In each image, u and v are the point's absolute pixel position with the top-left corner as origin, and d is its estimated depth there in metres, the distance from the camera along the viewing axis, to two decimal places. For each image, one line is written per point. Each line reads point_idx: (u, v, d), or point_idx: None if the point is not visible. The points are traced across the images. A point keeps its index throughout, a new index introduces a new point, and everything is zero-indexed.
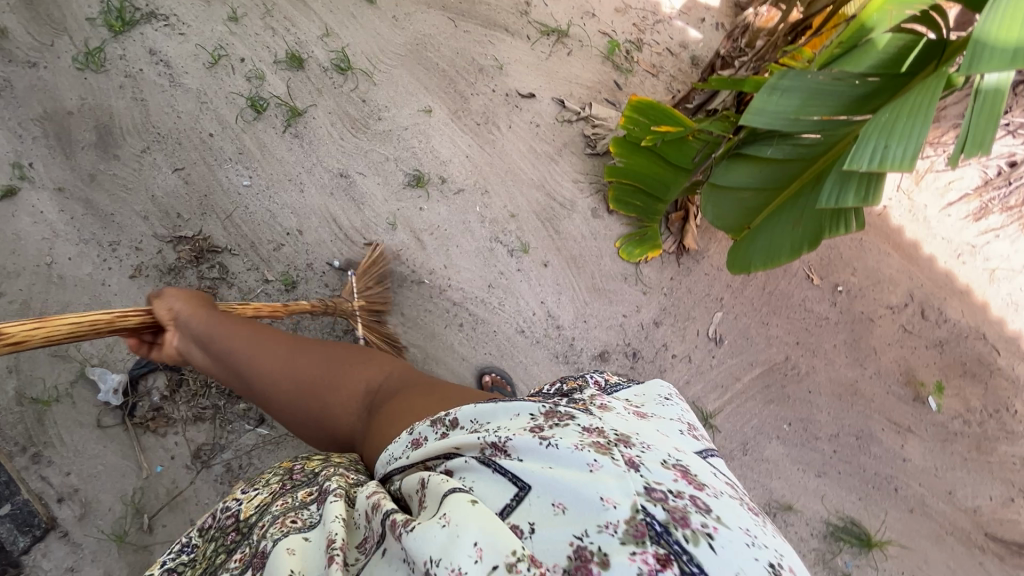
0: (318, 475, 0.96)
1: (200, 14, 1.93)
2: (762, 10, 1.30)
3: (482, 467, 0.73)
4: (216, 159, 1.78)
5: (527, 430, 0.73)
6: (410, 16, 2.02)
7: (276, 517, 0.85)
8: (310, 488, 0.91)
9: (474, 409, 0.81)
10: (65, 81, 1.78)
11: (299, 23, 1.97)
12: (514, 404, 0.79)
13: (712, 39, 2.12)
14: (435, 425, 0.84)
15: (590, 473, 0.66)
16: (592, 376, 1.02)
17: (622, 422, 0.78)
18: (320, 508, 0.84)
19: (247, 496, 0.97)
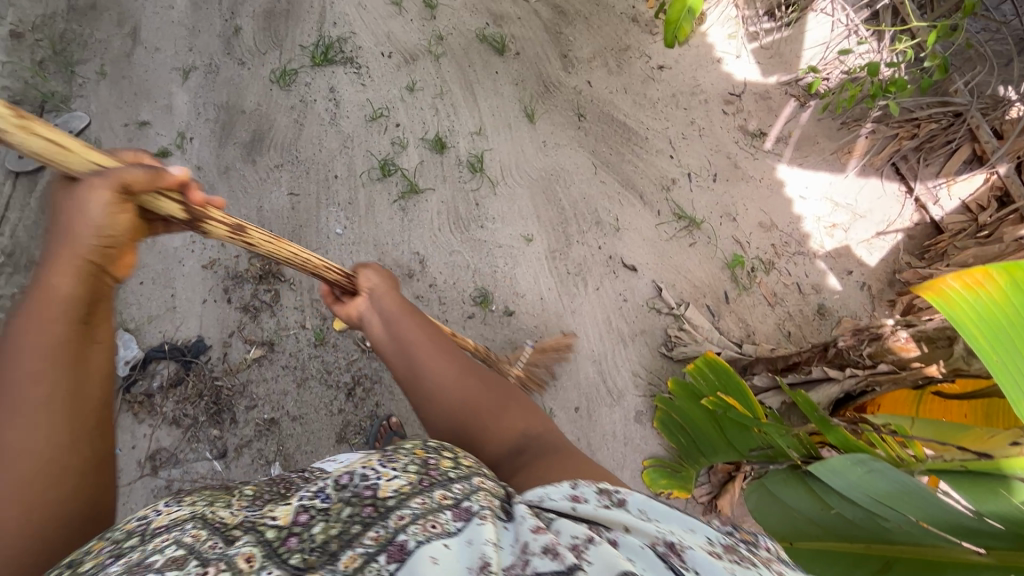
0: (459, 477, 0.74)
1: (386, 75, 2.14)
2: (900, 336, 1.12)
3: (655, 559, 0.60)
4: (327, 198, 1.90)
5: (708, 549, 0.62)
6: (557, 147, 2.07)
7: (414, 516, 0.64)
8: (449, 495, 0.68)
9: (645, 499, 0.71)
10: (256, 86, 2.05)
11: (461, 114, 2.10)
12: (692, 519, 0.68)
13: (853, 297, 1.89)
14: (601, 494, 0.71)
15: None
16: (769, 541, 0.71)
17: None
18: (461, 520, 0.64)
19: (386, 473, 0.70)
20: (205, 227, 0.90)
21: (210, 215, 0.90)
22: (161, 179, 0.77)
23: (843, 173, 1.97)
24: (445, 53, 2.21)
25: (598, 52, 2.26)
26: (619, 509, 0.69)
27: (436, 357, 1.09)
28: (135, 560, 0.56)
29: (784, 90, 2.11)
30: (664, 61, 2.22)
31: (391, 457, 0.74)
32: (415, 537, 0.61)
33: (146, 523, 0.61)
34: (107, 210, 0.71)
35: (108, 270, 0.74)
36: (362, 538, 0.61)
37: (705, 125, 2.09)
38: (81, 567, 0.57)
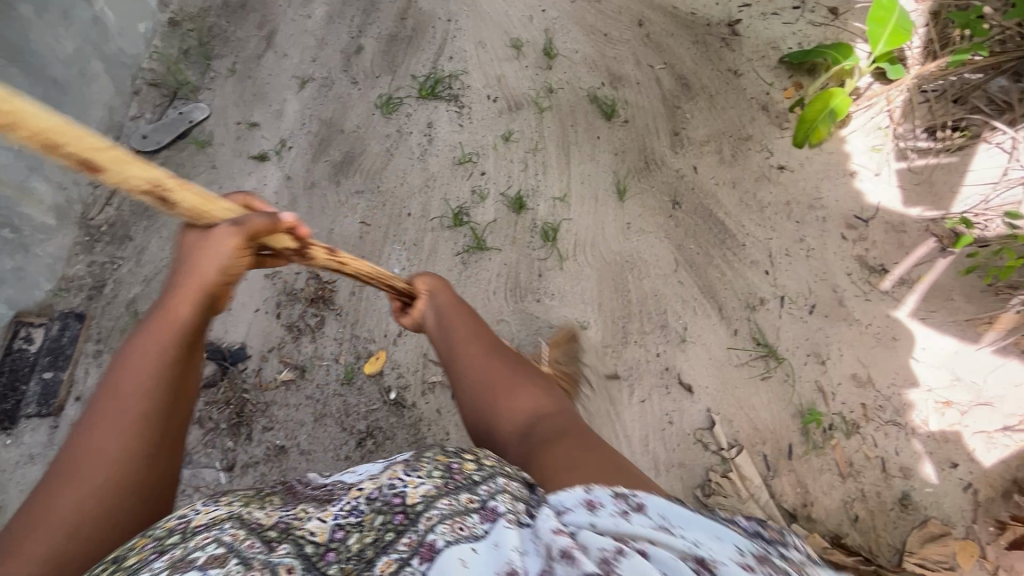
0: (484, 480, 0.81)
1: (486, 120, 2.10)
2: None
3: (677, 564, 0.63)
4: (394, 235, 1.91)
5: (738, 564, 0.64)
6: (641, 232, 1.92)
7: (444, 515, 0.72)
8: (476, 499, 0.76)
9: (663, 505, 0.73)
10: (361, 108, 2.10)
11: (549, 176, 2.01)
12: (717, 528, 0.71)
13: (951, 496, 1.55)
14: (617, 498, 0.72)
15: None
16: (792, 535, 0.76)
17: None
18: (487, 523, 0.71)
19: (414, 481, 0.78)
20: (309, 251, 1.05)
21: (309, 245, 1.04)
22: (277, 223, 0.91)
23: (974, 344, 1.65)
24: (552, 108, 2.13)
25: (714, 136, 2.06)
26: (640, 514, 0.70)
27: (508, 397, 1.11)
28: (179, 556, 0.63)
29: (922, 225, 1.80)
30: (787, 161, 1.98)
31: (414, 466, 0.81)
32: (443, 537, 0.69)
33: (187, 522, 0.70)
34: (231, 258, 0.84)
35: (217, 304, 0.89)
36: (398, 545, 0.69)
37: (814, 246, 1.84)
38: (125, 562, 0.66)
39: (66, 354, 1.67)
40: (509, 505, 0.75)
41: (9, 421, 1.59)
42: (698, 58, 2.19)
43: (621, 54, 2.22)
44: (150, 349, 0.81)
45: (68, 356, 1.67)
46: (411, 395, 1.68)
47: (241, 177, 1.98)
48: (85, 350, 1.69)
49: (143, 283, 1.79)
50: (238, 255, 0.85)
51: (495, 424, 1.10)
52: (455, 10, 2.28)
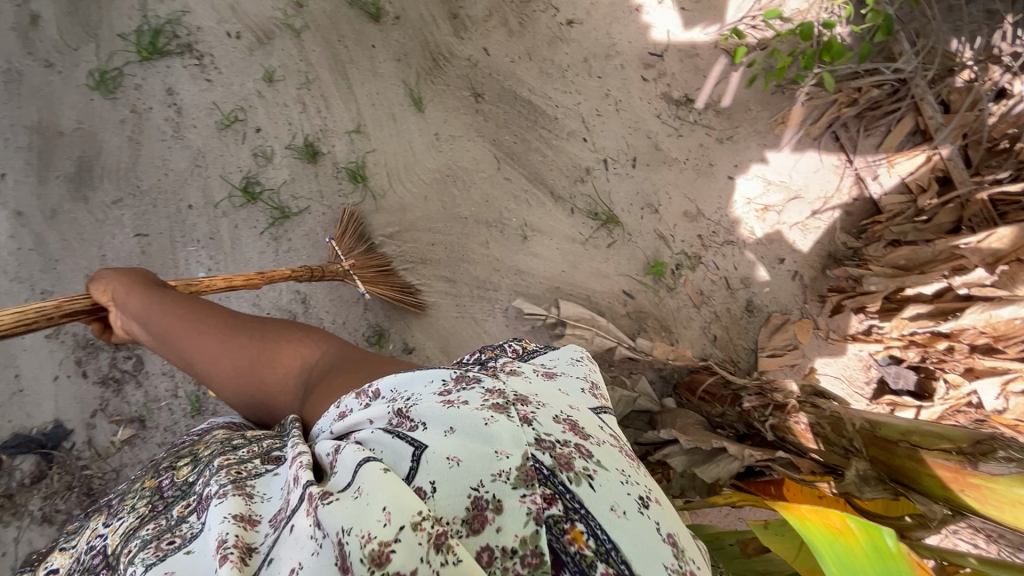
0: (197, 478, 0.82)
1: (236, 63, 1.75)
2: (801, 421, 1.21)
3: (384, 433, 0.70)
4: (183, 236, 1.63)
5: (434, 396, 0.73)
6: (452, 140, 1.78)
7: (145, 540, 0.72)
8: (188, 501, 0.77)
9: (393, 380, 0.78)
10: (71, 96, 1.65)
11: (334, 108, 1.76)
12: (432, 371, 0.78)
13: (783, 289, 1.74)
14: (359, 397, 0.80)
15: (484, 425, 0.68)
16: (509, 344, 0.97)
17: (523, 385, 0.79)
18: (201, 514, 0.73)
19: (111, 528, 0.81)
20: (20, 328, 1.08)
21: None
22: None
23: (775, 146, 1.75)
24: (308, 26, 1.80)
25: (495, 6, 1.86)
26: (375, 400, 0.77)
27: (187, 341, 1.01)
28: None
29: (711, 43, 1.80)
30: (574, 13, 1.85)
31: (116, 513, 0.83)
32: (145, 561, 0.69)
33: None
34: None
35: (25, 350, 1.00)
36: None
37: (622, 98, 1.80)
38: None
39: None
40: (228, 474, 0.76)
41: None
42: None
43: None
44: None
45: None
46: None
47: None
48: None
49: None
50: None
51: (270, 401, 1.00)
52: None
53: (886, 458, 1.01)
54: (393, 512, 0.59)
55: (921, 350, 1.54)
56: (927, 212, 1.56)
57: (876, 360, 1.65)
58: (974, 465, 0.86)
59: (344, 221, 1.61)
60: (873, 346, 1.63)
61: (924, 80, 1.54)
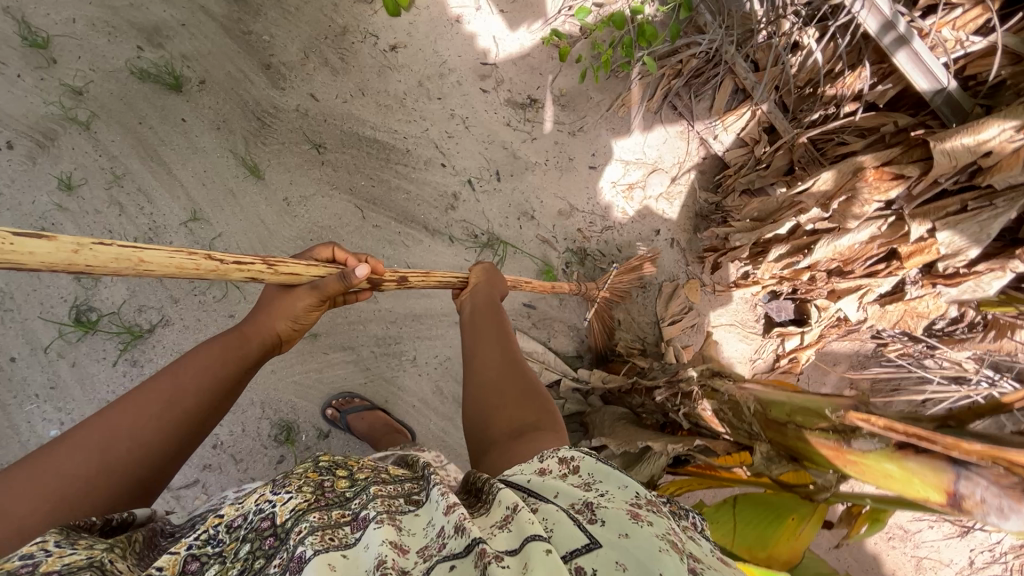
0: (356, 494, 0.71)
1: (18, 178, 1.48)
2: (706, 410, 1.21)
3: (566, 517, 0.65)
4: (15, 396, 1.37)
5: (627, 506, 0.67)
6: (305, 201, 1.65)
7: (312, 528, 0.63)
8: (348, 513, 0.68)
9: (597, 463, 0.74)
10: None
11: (158, 200, 1.56)
12: (626, 476, 0.72)
13: (667, 258, 1.83)
14: (561, 462, 0.76)
15: (659, 554, 0.59)
16: (693, 517, 0.76)
17: (697, 546, 0.68)
18: (359, 530, 0.64)
19: (280, 497, 0.68)
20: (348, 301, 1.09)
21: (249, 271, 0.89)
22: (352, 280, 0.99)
23: (623, 128, 1.81)
24: (97, 115, 1.56)
25: (310, 47, 1.72)
26: (571, 477, 0.74)
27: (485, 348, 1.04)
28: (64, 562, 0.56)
29: (538, 39, 1.80)
30: (395, 36, 1.76)
31: (280, 483, 0.72)
32: (312, 546, 0.61)
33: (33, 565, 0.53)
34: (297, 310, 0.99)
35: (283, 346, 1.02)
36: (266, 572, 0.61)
37: (468, 114, 1.76)
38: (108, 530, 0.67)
39: None
40: (380, 503, 0.68)
41: None
42: None
43: None
44: (184, 381, 0.84)
45: None
46: None
47: None
48: None
49: None
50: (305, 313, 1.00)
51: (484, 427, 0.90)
52: None
53: (782, 441, 1.00)
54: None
55: (791, 282, 1.70)
56: (765, 160, 1.70)
57: (759, 300, 1.81)
58: (849, 442, 0.88)
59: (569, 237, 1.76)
60: (753, 288, 1.77)
61: (732, 45, 1.61)
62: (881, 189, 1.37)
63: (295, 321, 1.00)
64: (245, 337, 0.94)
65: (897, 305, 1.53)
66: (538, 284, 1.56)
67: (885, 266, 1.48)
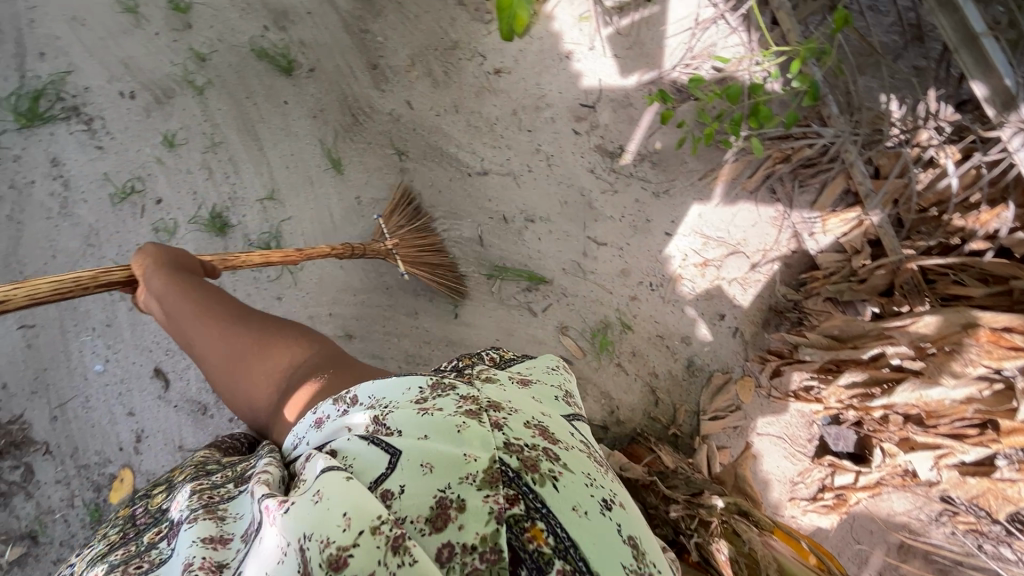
0: (171, 504, 0.67)
1: (132, 126, 1.61)
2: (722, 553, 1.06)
3: (359, 442, 0.60)
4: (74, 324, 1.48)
5: (409, 404, 0.63)
6: (375, 204, 1.68)
7: (176, 521, 0.63)
8: (162, 525, 0.63)
9: (375, 385, 0.67)
10: None
11: (244, 173, 1.64)
12: (409, 376, 0.68)
13: (725, 347, 1.68)
14: (337, 403, 0.68)
15: (457, 433, 0.60)
16: (486, 353, 0.88)
17: (498, 392, 0.70)
18: (210, 516, 0.61)
19: (147, 513, 0.71)
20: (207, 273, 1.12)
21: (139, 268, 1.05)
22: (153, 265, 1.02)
23: (709, 200, 1.70)
24: (213, 82, 1.66)
25: (418, 56, 1.76)
26: (353, 408, 0.66)
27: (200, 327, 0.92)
28: None
29: (644, 91, 1.74)
30: (502, 61, 1.76)
31: (94, 547, 0.68)
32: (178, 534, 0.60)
33: None
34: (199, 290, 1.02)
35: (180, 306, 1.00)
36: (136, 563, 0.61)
37: (554, 152, 1.72)
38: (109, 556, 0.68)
39: None
40: (198, 498, 0.62)
41: None
42: None
43: None
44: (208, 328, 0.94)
45: None
46: None
47: None
48: None
49: None
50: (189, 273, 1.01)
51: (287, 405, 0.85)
52: None
53: None
54: (354, 517, 0.51)
55: (859, 414, 1.54)
56: (862, 273, 1.56)
57: (817, 420, 1.62)
58: None
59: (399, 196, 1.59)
60: (814, 405, 1.59)
61: (855, 145, 1.52)
62: (995, 355, 1.35)
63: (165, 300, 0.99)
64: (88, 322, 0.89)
65: (980, 481, 1.42)
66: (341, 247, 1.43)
67: (976, 432, 1.41)
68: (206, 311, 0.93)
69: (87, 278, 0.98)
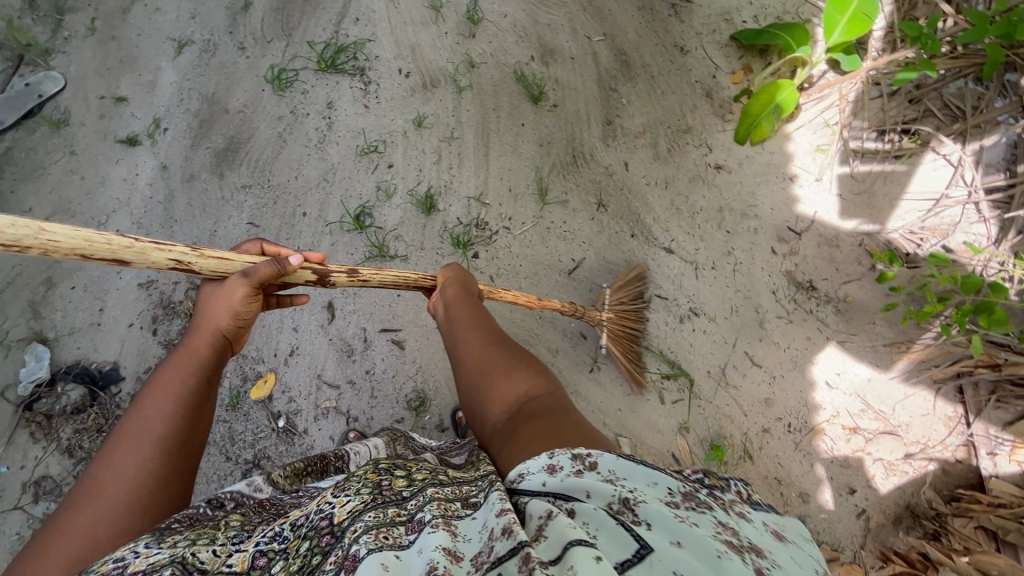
0: (413, 496, 0.74)
1: (396, 98, 1.84)
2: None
3: (607, 517, 0.64)
4: (286, 238, 1.70)
5: (663, 503, 0.67)
6: (561, 239, 1.77)
7: (368, 525, 0.67)
8: (405, 513, 0.70)
9: (615, 460, 0.72)
10: (248, 81, 1.81)
11: (465, 170, 1.81)
12: (658, 473, 0.71)
13: (846, 525, 1.55)
14: (574, 456, 0.72)
15: (717, 559, 0.59)
16: (735, 483, 0.77)
17: (762, 539, 0.68)
18: (412, 532, 0.67)
19: (341, 500, 0.74)
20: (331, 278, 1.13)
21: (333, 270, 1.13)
22: (285, 267, 1.00)
23: (886, 370, 1.62)
24: (472, 86, 1.87)
25: (650, 126, 1.86)
26: (589, 472, 0.70)
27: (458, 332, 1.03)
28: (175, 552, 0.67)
29: (856, 240, 1.71)
30: (726, 159, 1.81)
31: (343, 486, 0.76)
32: (367, 545, 0.64)
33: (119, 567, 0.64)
34: (240, 303, 0.94)
35: (231, 345, 0.96)
36: (323, 565, 0.65)
37: (743, 260, 1.73)
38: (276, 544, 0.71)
39: None
40: (437, 506, 0.70)
41: None
42: (642, 27, 1.95)
43: (556, 20, 1.94)
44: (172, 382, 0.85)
45: None
46: (300, 422, 1.57)
47: (107, 168, 1.71)
48: None
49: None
50: (247, 301, 0.94)
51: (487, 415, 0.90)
52: None
53: None
54: None
55: None
56: None
57: None
58: None
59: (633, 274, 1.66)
60: None
61: None
62: None
63: (239, 317, 0.94)
64: (198, 338, 0.91)
65: None
66: (523, 295, 1.48)
67: None
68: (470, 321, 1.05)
69: (219, 264, 0.95)
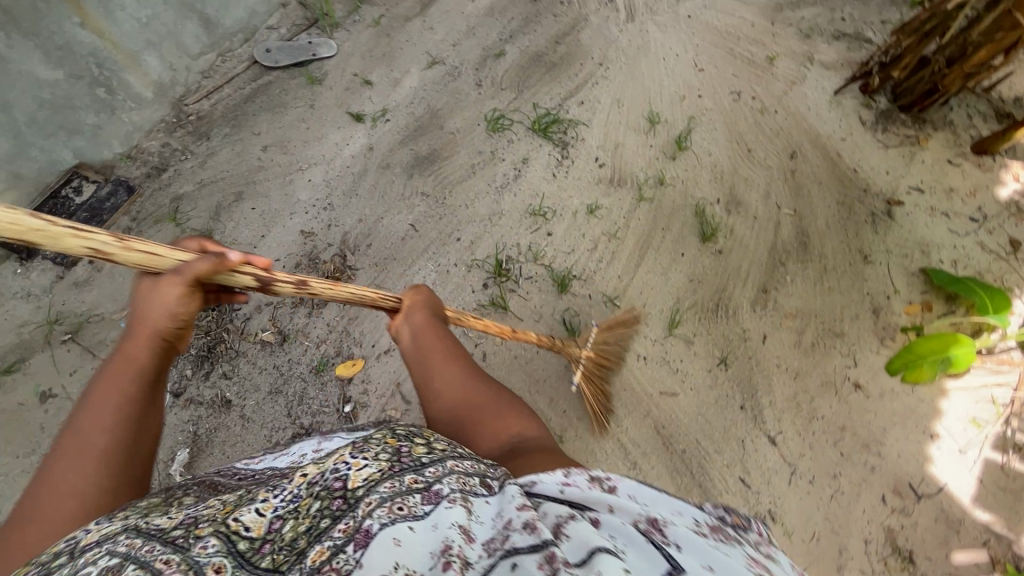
0: (432, 464, 0.69)
1: (582, 180, 1.95)
2: None
3: (635, 535, 0.57)
4: (433, 252, 1.82)
5: (691, 532, 0.59)
6: (671, 374, 1.72)
7: (381, 499, 0.62)
8: (420, 480, 0.65)
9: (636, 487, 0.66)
10: (469, 113, 2.01)
11: (612, 268, 1.84)
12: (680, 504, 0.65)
13: None
14: (592, 478, 0.66)
15: None
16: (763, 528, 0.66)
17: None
18: (428, 504, 0.62)
19: (356, 461, 0.67)
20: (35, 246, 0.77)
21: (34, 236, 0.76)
22: None
23: None
24: (653, 200, 1.94)
25: (805, 313, 1.80)
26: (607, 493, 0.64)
27: (440, 366, 1.02)
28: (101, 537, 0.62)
29: (979, 535, 1.53)
30: (869, 381, 1.71)
31: (363, 447, 0.70)
32: (379, 520, 0.60)
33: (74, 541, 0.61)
34: (176, 305, 0.84)
35: None
36: (329, 532, 0.60)
37: (846, 491, 1.59)
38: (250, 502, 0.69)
39: (97, 218, 1.70)
40: (456, 481, 0.66)
41: (29, 254, 1.64)
42: (834, 220, 1.94)
43: (755, 179, 1.99)
44: (115, 384, 0.79)
45: (96, 220, 1.70)
46: (361, 416, 1.60)
47: (328, 128, 1.93)
48: (120, 225, 1.72)
49: (196, 185, 1.80)
50: None
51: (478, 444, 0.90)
52: (608, 55, 2.14)
53: None
54: None
55: None
56: None
57: None
58: None
59: (621, 319, 1.68)
60: None
61: None
62: None
63: None
64: None
65: None
66: (495, 326, 1.47)
67: None
68: (454, 358, 1.04)
69: None
